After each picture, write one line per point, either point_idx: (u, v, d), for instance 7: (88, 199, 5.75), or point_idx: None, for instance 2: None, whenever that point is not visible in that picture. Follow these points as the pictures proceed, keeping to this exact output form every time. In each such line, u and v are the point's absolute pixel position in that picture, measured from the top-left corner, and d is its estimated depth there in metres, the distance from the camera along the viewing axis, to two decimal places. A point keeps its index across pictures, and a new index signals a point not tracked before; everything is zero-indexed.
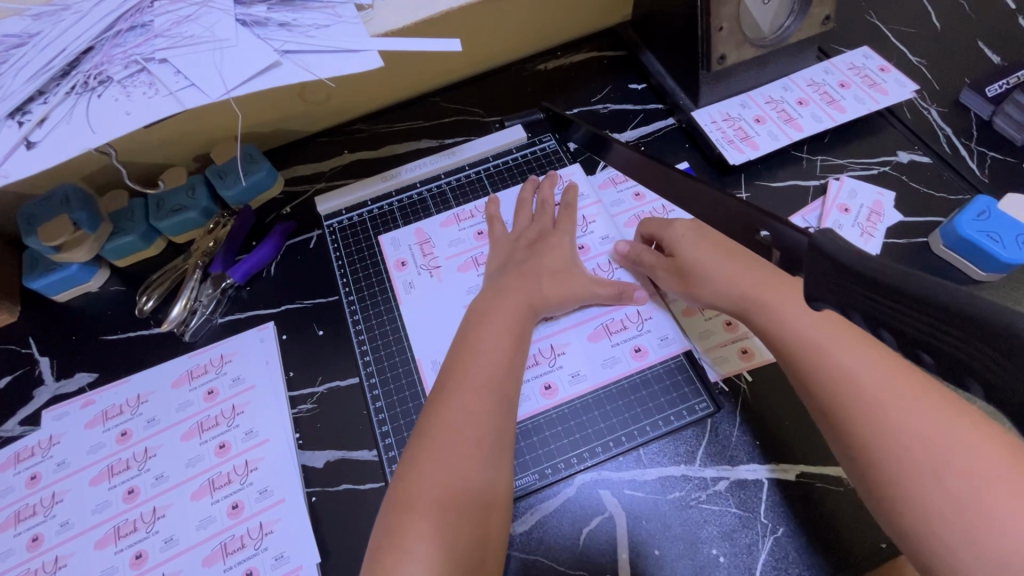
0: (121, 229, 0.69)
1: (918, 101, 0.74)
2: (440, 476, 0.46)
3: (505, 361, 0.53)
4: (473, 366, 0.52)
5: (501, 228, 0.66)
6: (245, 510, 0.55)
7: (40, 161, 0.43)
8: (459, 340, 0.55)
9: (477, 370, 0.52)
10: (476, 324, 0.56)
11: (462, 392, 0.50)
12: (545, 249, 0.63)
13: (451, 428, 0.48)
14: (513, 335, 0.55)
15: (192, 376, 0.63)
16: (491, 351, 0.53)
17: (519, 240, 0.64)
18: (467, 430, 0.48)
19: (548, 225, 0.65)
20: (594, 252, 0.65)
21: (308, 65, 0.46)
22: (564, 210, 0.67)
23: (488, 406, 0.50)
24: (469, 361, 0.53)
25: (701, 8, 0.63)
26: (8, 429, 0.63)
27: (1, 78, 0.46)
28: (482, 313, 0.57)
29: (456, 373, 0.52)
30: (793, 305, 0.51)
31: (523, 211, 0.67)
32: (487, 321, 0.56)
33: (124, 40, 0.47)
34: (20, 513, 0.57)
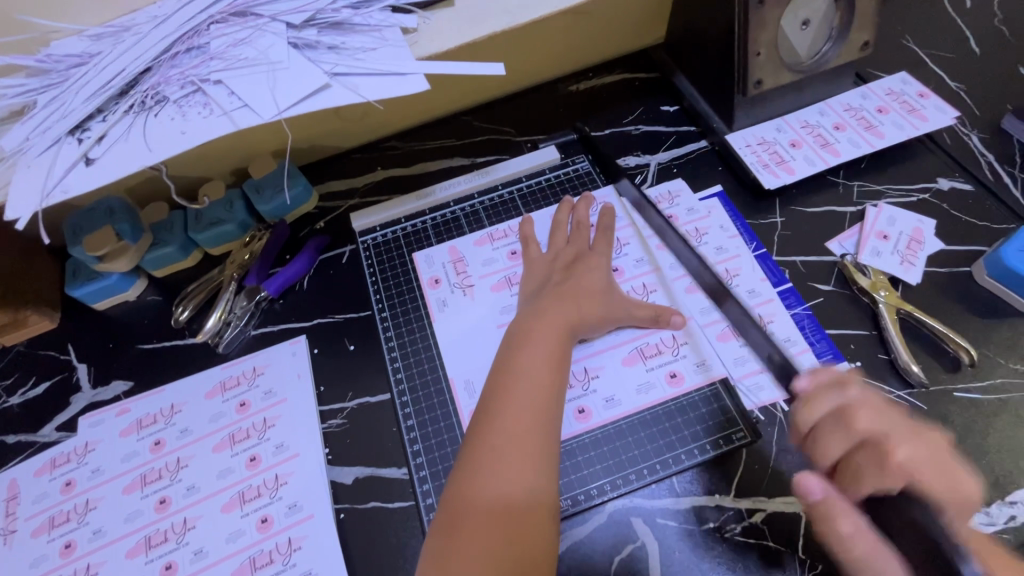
0: (162, 241, 0.71)
1: (958, 127, 0.73)
2: (490, 494, 0.46)
3: (550, 382, 0.53)
4: (514, 383, 0.52)
5: (536, 249, 0.66)
6: (274, 524, 0.55)
7: (99, 177, 0.44)
8: (504, 358, 0.55)
9: (518, 387, 0.52)
10: (519, 343, 0.56)
11: (505, 411, 0.50)
12: (579, 271, 0.62)
13: (496, 447, 0.48)
14: (557, 356, 0.55)
15: (225, 387, 0.64)
16: (533, 370, 0.53)
17: (553, 260, 0.64)
18: (509, 451, 0.48)
19: (583, 246, 0.65)
20: (629, 274, 0.65)
21: (357, 88, 0.48)
22: (599, 233, 0.66)
23: (530, 427, 0.49)
24: (513, 379, 0.52)
25: (739, 33, 0.63)
26: (45, 435, 0.64)
27: (64, 96, 0.48)
28: (522, 333, 0.57)
29: (499, 391, 0.52)
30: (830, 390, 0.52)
31: (557, 231, 0.67)
32: (530, 341, 0.56)
33: (181, 61, 0.48)
34: (55, 519, 0.58)
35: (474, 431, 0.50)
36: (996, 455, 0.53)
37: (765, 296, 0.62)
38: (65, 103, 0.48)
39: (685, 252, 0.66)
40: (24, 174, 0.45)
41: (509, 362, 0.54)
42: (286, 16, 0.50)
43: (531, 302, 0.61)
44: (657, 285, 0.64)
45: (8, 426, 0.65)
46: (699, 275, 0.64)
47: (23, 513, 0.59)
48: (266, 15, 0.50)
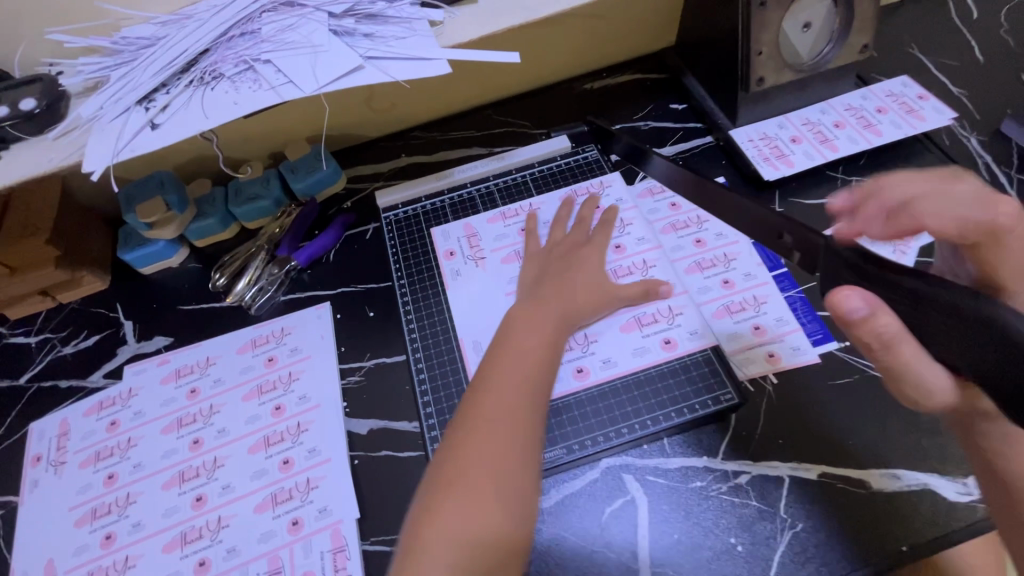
0: (205, 213, 0.78)
1: (957, 129, 0.76)
2: (457, 518, 0.45)
3: (538, 374, 0.54)
4: (503, 374, 0.53)
5: (537, 241, 0.70)
6: (295, 465, 0.60)
7: (163, 139, 0.51)
8: (496, 350, 0.56)
9: (508, 379, 0.53)
10: (513, 335, 0.57)
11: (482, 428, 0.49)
12: (575, 263, 0.65)
13: (469, 465, 0.47)
14: (549, 350, 0.57)
15: (255, 344, 0.70)
16: (515, 388, 0.52)
17: (550, 254, 0.67)
18: (479, 477, 0.47)
19: (583, 238, 0.69)
20: (630, 251, 0.69)
21: (387, 69, 0.53)
22: (600, 226, 0.70)
23: (516, 414, 0.51)
24: (504, 368, 0.54)
25: (742, 33, 0.67)
26: (94, 381, 0.71)
27: (135, 72, 0.55)
28: (518, 324, 0.59)
29: (490, 378, 0.53)
30: None
31: (557, 226, 0.70)
32: (524, 334, 0.57)
33: (236, 43, 0.55)
34: (100, 453, 0.64)
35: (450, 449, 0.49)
36: None
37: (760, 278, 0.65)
38: (135, 77, 0.55)
39: (686, 237, 0.69)
40: (99, 135, 0.52)
41: (502, 353, 0.56)
42: (329, 7, 0.57)
43: (530, 295, 0.63)
44: (656, 262, 0.67)
45: (62, 372, 0.73)
46: (698, 257, 0.68)
47: (73, 447, 0.66)
48: (311, 6, 0.57)
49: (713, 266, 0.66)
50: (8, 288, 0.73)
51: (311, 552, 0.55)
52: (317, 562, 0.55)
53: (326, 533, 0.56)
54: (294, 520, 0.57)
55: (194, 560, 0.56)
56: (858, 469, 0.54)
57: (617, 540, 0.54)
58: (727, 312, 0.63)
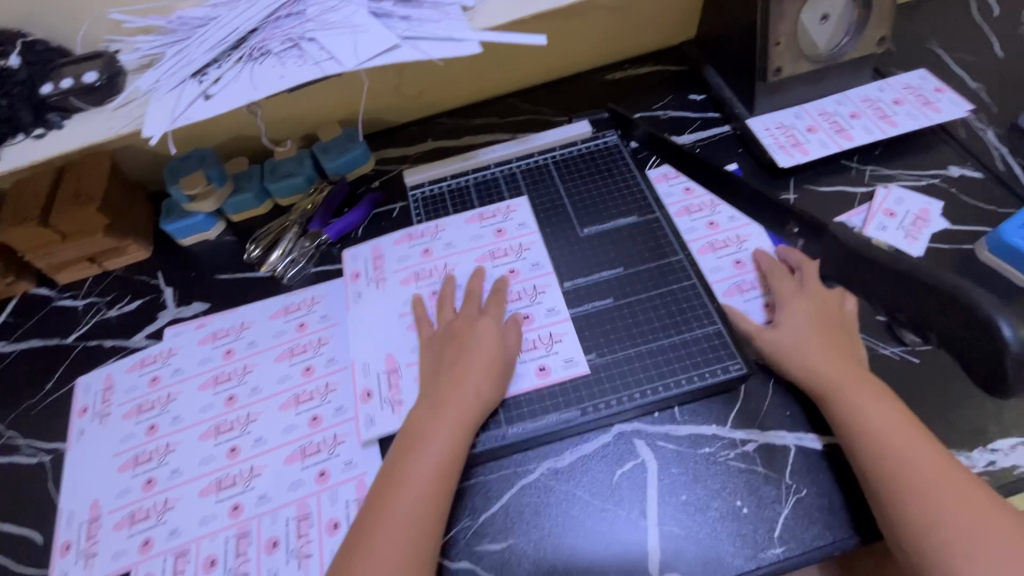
0: (242, 188, 0.82)
1: (973, 121, 0.77)
2: (392, 534, 0.50)
3: (427, 500, 0.52)
4: (390, 514, 0.51)
5: (449, 307, 0.66)
6: (323, 422, 0.64)
7: (216, 109, 0.55)
8: (388, 473, 0.54)
9: (393, 518, 0.51)
10: (406, 452, 0.54)
11: (427, 450, 0.54)
12: (481, 315, 0.64)
13: (411, 485, 0.52)
14: (442, 467, 0.54)
15: (287, 311, 0.74)
16: (456, 411, 0.56)
17: (445, 333, 0.63)
18: (411, 496, 0.52)
19: (475, 310, 0.65)
20: (524, 277, 0.69)
21: (422, 48, 0.57)
22: (494, 292, 0.67)
23: (396, 568, 0.48)
24: (389, 504, 0.51)
25: (761, 24, 0.70)
26: (137, 341, 0.76)
27: (190, 49, 0.60)
28: (414, 436, 0.56)
29: (374, 515, 0.51)
30: (823, 352, 0.56)
31: (512, 253, 0.71)
32: (420, 448, 0.54)
33: (283, 23, 0.59)
34: (142, 406, 0.69)
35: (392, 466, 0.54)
36: (986, 411, 0.56)
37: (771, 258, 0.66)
38: (189, 53, 0.59)
39: (699, 219, 0.70)
40: (156, 105, 0.57)
41: (390, 479, 0.53)
42: None
43: (431, 393, 0.59)
44: (547, 288, 0.67)
45: (107, 333, 0.77)
46: (711, 238, 0.69)
47: (117, 400, 0.70)
48: None
49: (726, 247, 0.68)
50: (59, 254, 0.78)
51: (336, 501, 0.59)
52: (342, 510, 0.58)
53: (351, 484, 0.60)
54: (321, 471, 0.61)
55: (228, 504, 0.60)
56: None
57: (575, 551, 0.54)
58: (738, 291, 0.64)
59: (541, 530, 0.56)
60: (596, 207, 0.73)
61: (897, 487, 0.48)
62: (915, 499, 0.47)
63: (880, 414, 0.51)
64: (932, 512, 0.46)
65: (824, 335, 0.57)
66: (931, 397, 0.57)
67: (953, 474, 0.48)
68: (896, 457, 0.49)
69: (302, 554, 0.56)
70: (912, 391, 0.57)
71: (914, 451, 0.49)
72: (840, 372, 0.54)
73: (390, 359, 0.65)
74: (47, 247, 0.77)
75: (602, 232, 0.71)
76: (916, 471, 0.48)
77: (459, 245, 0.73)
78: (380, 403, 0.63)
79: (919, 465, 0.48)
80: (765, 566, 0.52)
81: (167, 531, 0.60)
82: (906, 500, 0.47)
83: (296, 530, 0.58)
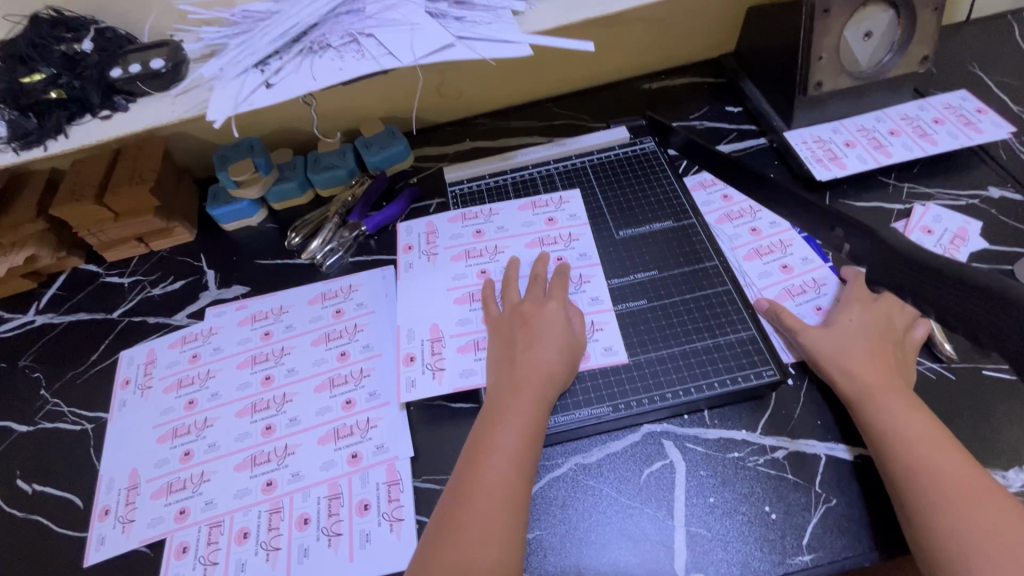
0: (286, 177, 0.85)
1: (1015, 144, 0.77)
2: (479, 523, 0.48)
3: (516, 475, 0.51)
4: (478, 490, 0.50)
5: (514, 290, 0.66)
6: (357, 406, 0.65)
7: (276, 97, 0.58)
8: (472, 452, 0.53)
9: (484, 496, 0.50)
10: (488, 430, 0.54)
11: (505, 436, 0.53)
12: (546, 298, 0.64)
13: (490, 471, 0.51)
14: (526, 443, 0.53)
15: (325, 297, 0.76)
16: (530, 395, 0.56)
17: (512, 316, 0.63)
18: (493, 482, 0.51)
19: (540, 295, 0.65)
20: (571, 265, 0.70)
21: (475, 48, 0.59)
22: (556, 277, 0.67)
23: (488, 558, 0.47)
24: (477, 481, 0.51)
25: (804, 38, 0.71)
26: (179, 320, 0.78)
27: (253, 40, 0.63)
28: (495, 415, 0.55)
29: (459, 507, 0.50)
30: (871, 358, 0.56)
31: (564, 245, 0.72)
32: (503, 425, 0.54)
33: (343, 19, 0.62)
34: (182, 381, 0.71)
35: (470, 454, 0.53)
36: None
37: (814, 262, 0.67)
38: (252, 44, 0.62)
39: (741, 226, 0.72)
40: (220, 91, 0.60)
41: (475, 458, 0.52)
42: None
43: (505, 374, 0.58)
44: (592, 277, 0.69)
45: (150, 310, 0.80)
46: (755, 244, 0.70)
47: (158, 374, 0.73)
48: None
49: (771, 252, 0.69)
50: (111, 232, 0.81)
51: (367, 483, 0.60)
52: (373, 492, 0.59)
53: (382, 468, 0.61)
54: (354, 454, 0.62)
55: (262, 480, 0.62)
56: None
57: (602, 548, 0.55)
58: (789, 296, 0.65)
59: (567, 523, 0.56)
60: (635, 212, 0.74)
61: (928, 492, 0.48)
62: (938, 500, 0.47)
63: (919, 424, 0.51)
64: (955, 515, 0.46)
65: (875, 346, 0.57)
66: (965, 415, 0.56)
67: (981, 485, 0.47)
68: (924, 460, 0.49)
69: (332, 533, 0.58)
70: (945, 408, 0.57)
71: (950, 461, 0.49)
72: (877, 380, 0.54)
73: (435, 329, 0.67)
74: (99, 225, 0.80)
75: (638, 234, 0.72)
76: (944, 475, 0.48)
77: (511, 228, 0.74)
78: (422, 368, 0.64)
79: (947, 472, 0.48)
80: (793, 572, 0.51)
81: (203, 502, 0.62)
82: (930, 501, 0.47)
83: (327, 508, 0.59)
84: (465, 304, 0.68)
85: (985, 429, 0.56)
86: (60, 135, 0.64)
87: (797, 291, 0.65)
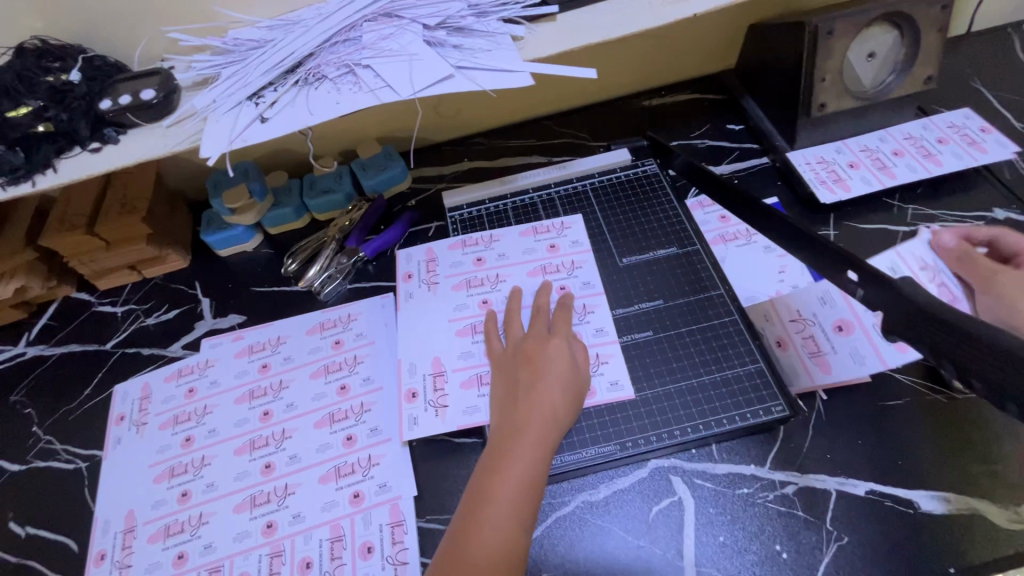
0: (281, 202, 0.83)
1: (1019, 163, 0.76)
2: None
3: (515, 524, 0.49)
4: (478, 542, 0.48)
5: (518, 327, 0.64)
6: (358, 442, 0.64)
7: (271, 132, 0.57)
8: (472, 499, 0.51)
9: (480, 546, 0.48)
10: (489, 475, 0.52)
11: (506, 481, 0.51)
12: (551, 334, 0.62)
13: (492, 521, 0.49)
14: (527, 489, 0.51)
15: (323, 327, 0.74)
16: (533, 438, 0.54)
17: (515, 353, 0.61)
18: (492, 532, 0.49)
19: (543, 331, 0.63)
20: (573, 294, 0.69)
21: (474, 79, 0.58)
22: (558, 309, 0.66)
23: None
24: (476, 530, 0.49)
25: (807, 60, 0.70)
26: (174, 351, 0.76)
27: (247, 69, 0.61)
28: (496, 460, 0.53)
29: (456, 557, 0.48)
30: None
31: (568, 276, 0.70)
32: (506, 470, 0.52)
33: (339, 49, 0.61)
34: (178, 417, 0.70)
35: (471, 501, 0.51)
36: None
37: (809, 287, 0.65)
38: (245, 75, 0.61)
39: (711, 213, 0.75)
40: (213, 124, 0.58)
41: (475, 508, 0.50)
42: (423, 19, 0.61)
43: (508, 413, 0.57)
44: (595, 307, 0.67)
45: (144, 341, 0.78)
46: (722, 231, 0.73)
47: (154, 410, 0.71)
48: (407, 17, 0.62)
49: (736, 239, 0.72)
50: (102, 261, 0.80)
51: (370, 524, 0.59)
52: (377, 533, 0.58)
53: (385, 508, 0.60)
54: (355, 493, 0.61)
55: (262, 522, 0.61)
56: (909, 489, 0.55)
57: None
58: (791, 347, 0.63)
59: (575, 565, 0.55)
60: (638, 238, 0.73)
61: None
62: None
63: None
64: None
65: None
66: (976, 448, 0.56)
67: None
68: None
69: None
70: (957, 442, 0.56)
71: None
72: None
73: (437, 362, 0.66)
74: (90, 255, 0.78)
75: (642, 262, 0.71)
76: None
77: (512, 256, 0.73)
78: (425, 405, 0.63)
79: None
80: None
81: (202, 546, 0.60)
82: None
83: (329, 551, 0.58)
84: (467, 336, 0.67)
85: (994, 462, 0.55)
86: (49, 169, 0.63)
87: (824, 362, 0.61)
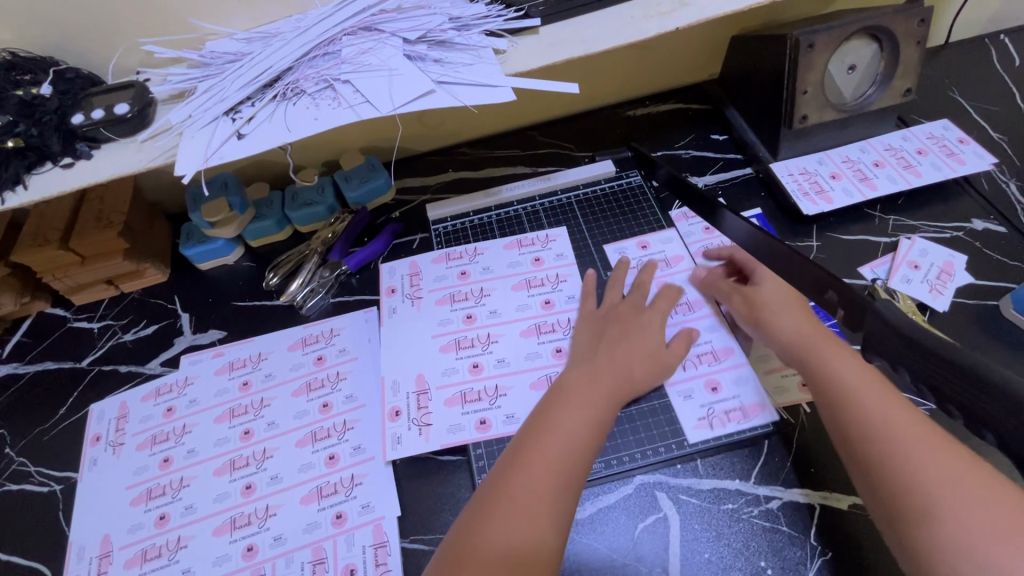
0: (262, 215, 0.82)
1: (996, 173, 0.77)
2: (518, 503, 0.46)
3: (572, 462, 0.49)
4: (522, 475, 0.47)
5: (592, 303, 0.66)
6: (341, 462, 0.63)
7: (248, 148, 0.56)
8: (522, 440, 0.50)
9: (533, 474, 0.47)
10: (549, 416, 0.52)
11: (570, 421, 0.51)
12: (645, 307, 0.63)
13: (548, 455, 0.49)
14: (589, 434, 0.51)
15: (305, 343, 0.73)
16: (604, 386, 0.55)
17: (610, 314, 0.63)
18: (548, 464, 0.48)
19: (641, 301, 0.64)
20: (558, 308, 0.69)
21: (455, 94, 0.57)
22: None
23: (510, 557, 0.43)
24: (530, 460, 0.48)
25: (788, 72, 0.70)
26: (152, 368, 0.75)
27: (223, 83, 0.60)
28: (558, 403, 0.53)
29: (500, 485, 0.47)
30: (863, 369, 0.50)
31: (553, 290, 0.70)
32: (562, 415, 0.52)
33: (318, 63, 0.60)
34: (156, 437, 0.68)
35: (525, 437, 0.51)
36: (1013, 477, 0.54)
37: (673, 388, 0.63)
38: (223, 89, 0.59)
39: (696, 224, 0.74)
40: (189, 140, 0.57)
41: (518, 464, 0.48)
42: (404, 33, 0.61)
43: (584, 361, 0.57)
44: None
45: (121, 358, 0.77)
46: (706, 243, 0.72)
47: (131, 429, 0.69)
48: (388, 31, 0.61)
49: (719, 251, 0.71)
50: (77, 277, 0.78)
51: (353, 546, 0.58)
52: (359, 555, 0.57)
53: (368, 529, 0.59)
54: (338, 514, 0.60)
55: (242, 545, 0.59)
56: None
57: None
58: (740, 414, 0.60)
59: None
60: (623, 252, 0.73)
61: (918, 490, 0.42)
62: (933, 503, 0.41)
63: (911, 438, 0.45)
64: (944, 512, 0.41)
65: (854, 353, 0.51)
66: None
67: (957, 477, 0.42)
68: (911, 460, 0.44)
69: None
70: None
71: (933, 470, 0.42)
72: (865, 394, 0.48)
73: (421, 380, 0.65)
74: (65, 270, 0.76)
75: None
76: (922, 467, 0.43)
77: (497, 269, 0.73)
78: (408, 424, 0.63)
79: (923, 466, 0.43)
80: None
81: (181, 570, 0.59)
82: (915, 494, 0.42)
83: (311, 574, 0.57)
84: (451, 352, 0.67)
85: None
86: (19, 186, 0.61)
87: (751, 406, 0.60)
